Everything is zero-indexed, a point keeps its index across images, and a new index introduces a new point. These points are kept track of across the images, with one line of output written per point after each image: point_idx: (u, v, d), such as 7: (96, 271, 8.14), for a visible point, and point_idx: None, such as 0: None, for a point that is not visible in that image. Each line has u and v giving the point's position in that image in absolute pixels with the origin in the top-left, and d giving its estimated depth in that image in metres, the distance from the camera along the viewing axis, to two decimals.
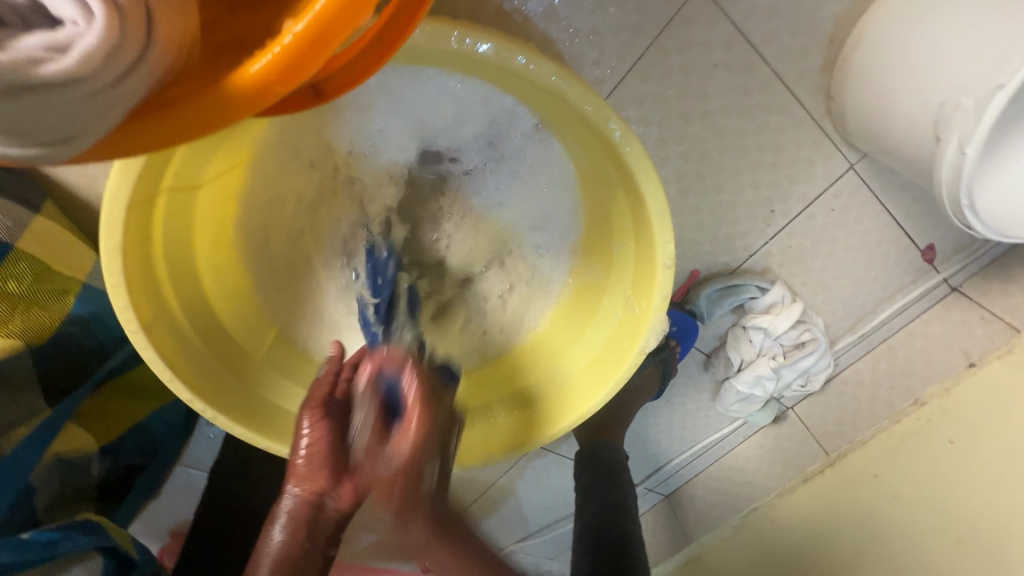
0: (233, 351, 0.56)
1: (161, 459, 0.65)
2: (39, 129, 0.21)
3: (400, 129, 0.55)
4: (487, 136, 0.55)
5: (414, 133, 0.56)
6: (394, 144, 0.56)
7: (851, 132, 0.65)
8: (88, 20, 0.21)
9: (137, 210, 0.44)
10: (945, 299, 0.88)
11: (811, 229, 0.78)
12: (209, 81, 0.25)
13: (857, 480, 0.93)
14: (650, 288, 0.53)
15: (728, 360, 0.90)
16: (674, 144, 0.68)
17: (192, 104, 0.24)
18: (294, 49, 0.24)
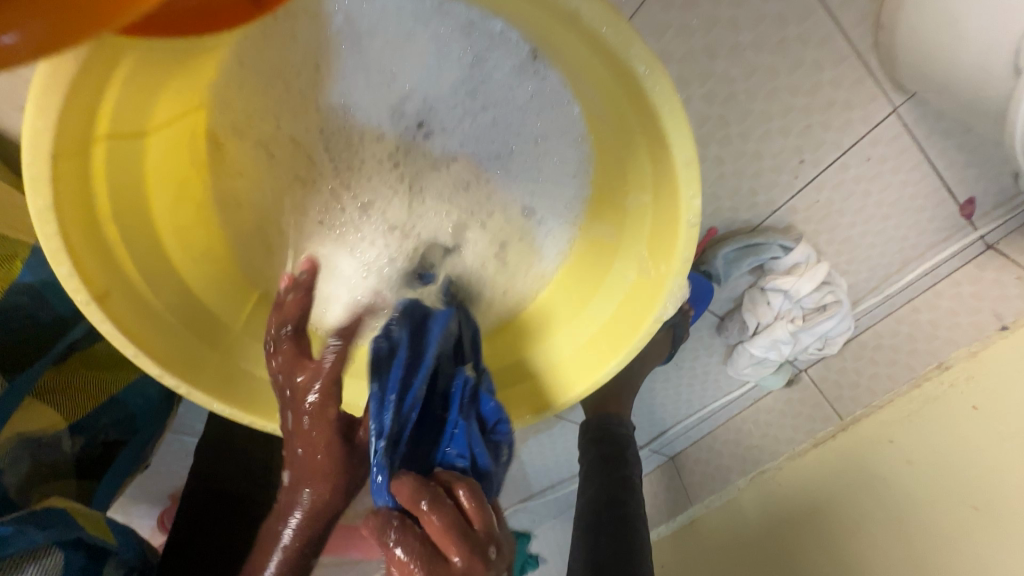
0: (207, 325, 0.51)
1: (141, 435, 0.60)
2: None
3: (374, 80, 0.50)
4: (475, 75, 0.49)
5: (390, 77, 0.50)
6: (371, 94, 0.50)
7: (901, 70, 0.57)
8: None
9: (68, 163, 0.38)
10: (979, 257, 0.81)
11: (843, 181, 0.70)
12: None
13: (870, 445, 0.90)
14: (670, 249, 0.47)
15: (743, 323, 0.85)
16: (696, 85, 0.60)
17: None
18: None
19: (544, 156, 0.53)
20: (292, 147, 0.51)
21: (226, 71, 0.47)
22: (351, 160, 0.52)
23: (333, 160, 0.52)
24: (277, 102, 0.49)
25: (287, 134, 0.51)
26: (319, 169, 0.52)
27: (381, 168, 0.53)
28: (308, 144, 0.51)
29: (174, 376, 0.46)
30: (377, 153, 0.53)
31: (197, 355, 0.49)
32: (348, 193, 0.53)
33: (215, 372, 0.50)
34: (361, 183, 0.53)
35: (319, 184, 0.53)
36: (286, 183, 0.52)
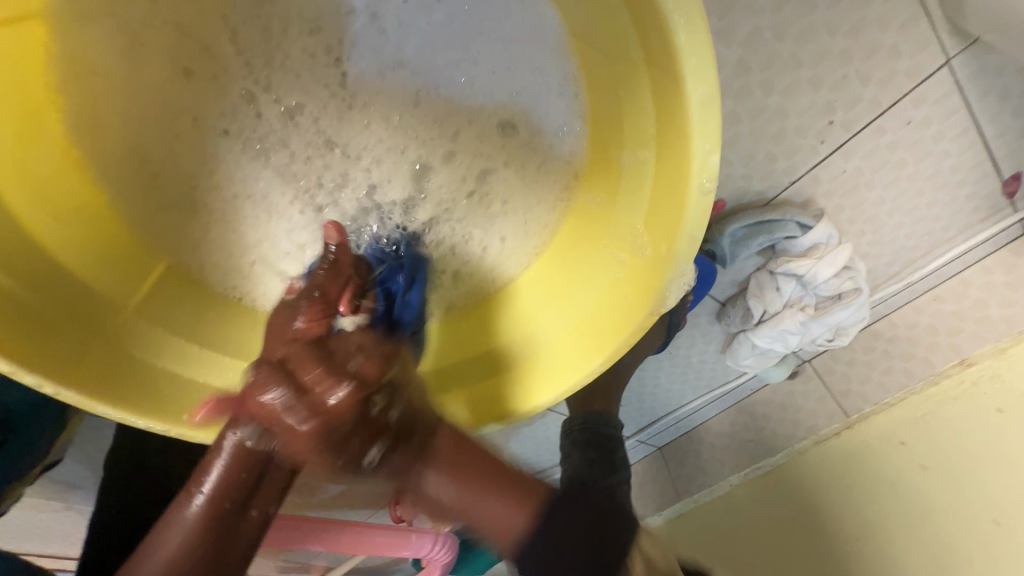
0: (86, 302, 0.40)
1: (26, 435, 0.49)
2: None
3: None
4: None
5: None
6: None
7: (969, 7, 0.46)
8: None
9: None
10: (1014, 243, 0.71)
11: (876, 148, 0.60)
12: None
13: (879, 448, 0.83)
14: (676, 222, 0.36)
15: (746, 310, 0.75)
16: (712, 17, 0.48)
17: None
18: None
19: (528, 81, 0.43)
20: (183, 44, 0.41)
21: None
22: (266, 57, 0.42)
23: (240, 54, 0.42)
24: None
25: (170, 21, 0.40)
26: (225, 66, 0.42)
27: (313, 73, 0.43)
28: (207, 33, 0.41)
29: (32, 373, 0.35)
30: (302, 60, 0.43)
31: (73, 341, 0.38)
32: (268, 95, 0.43)
33: (99, 365, 0.39)
34: (281, 83, 0.43)
35: (227, 87, 0.43)
36: (176, 88, 0.42)
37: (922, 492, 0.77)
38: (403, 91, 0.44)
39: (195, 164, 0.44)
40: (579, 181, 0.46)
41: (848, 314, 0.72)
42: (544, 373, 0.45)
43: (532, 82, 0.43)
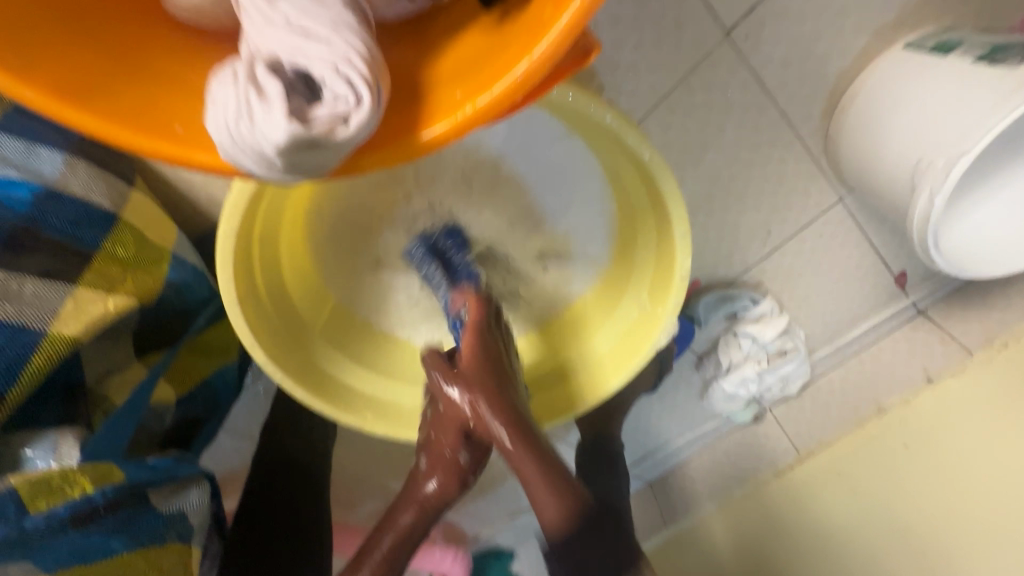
0: (296, 323, 0.64)
1: (217, 413, 0.69)
2: (311, 167, 0.27)
3: (464, 147, 0.63)
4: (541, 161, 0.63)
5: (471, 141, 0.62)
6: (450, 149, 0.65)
7: (843, 172, 0.74)
8: (359, 100, 0.26)
9: (250, 195, 0.50)
10: (913, 320, 0.99)
11: (802, 251, 0.88)
12: (402, 127, 0.31)
13: (822, 477, 1.04)
14: (665, 293, 0.62)
15: (717, 362, 1.00)
16: (689, 168, 0.77)
17: (391, 148, 0.30)
18: (473, 121, 0.29)
19: (576, 205, 0.66)
20: (382, 179, 0.64)
21: None
22: (431, 185, 0.66)
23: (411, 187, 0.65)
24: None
25: (386, 170, 0.63)
26: (400, 184, 0.65)
27: (452, 190, 0.66)
28: (400, 176, 0.64)
29: (274, 364, 0.59)
30: (450, 185, 0.66)
31: (288, 349, 0.62)
32: (424, 208, 0.67)
33: (301, 363, 0.64)
34: (436, 198, 0.67)
35: (397, 200, 0.66)
36: (376, 201, 0.66)
37: (848, 511, 0.98)
38: (501, 199, 0.67)
39: (367, 242, 0.67)
40: (607, 263, 0.68)
41: (792, 368, 0.98)
42: (585, 381, 0.69)
43: (577, 207, 0.66)
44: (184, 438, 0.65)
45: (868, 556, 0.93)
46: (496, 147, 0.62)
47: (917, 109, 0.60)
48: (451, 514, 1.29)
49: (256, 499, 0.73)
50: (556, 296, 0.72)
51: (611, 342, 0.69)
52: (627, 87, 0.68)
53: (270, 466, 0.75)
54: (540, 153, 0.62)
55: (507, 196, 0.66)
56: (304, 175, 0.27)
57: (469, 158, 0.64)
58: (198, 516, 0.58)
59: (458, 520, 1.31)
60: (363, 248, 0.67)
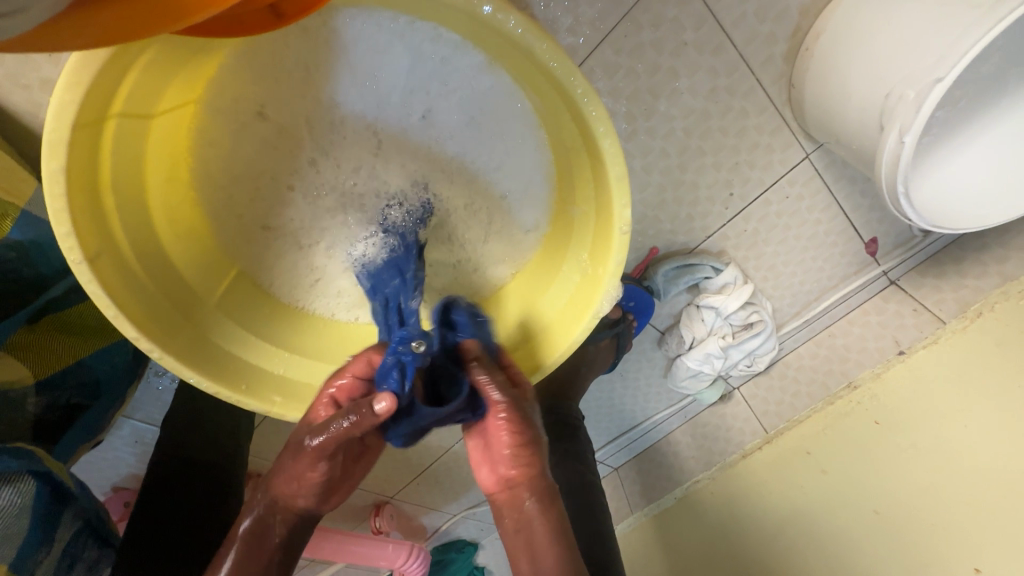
0: (182, 293, 0.54)
1: (105, 400, 0.61)
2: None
3: (362, 85, 0.53)
4: (459, 101, 0.54)
5: (373, 79, 0.53)
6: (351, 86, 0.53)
7: (809, 124, 0.67)
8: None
9: (82, 131, 0.40)
10: (885, 291, 0.94)
11: (767, 215, 0.81)
12: None
13: (791, 457, 0.99)
14: (606, 252, 0.54)
15: (680, 338, 0.94)
16: (641, 120, 0.69)
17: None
18: None
19: (505, 153, 0.57)
20: (275, 131, 0.54)
21: (227, 69, 0.50)
22: (332, 135, 0.55)
23: (314, 145, 0.55)
24: (270, 88, 0.52)
25: (273, 115, 0.53)
26: (296, 138, 0.55)
27: (362, 143, 0.56)
28: (293, 124, 0.54)
29: (149, 341, 0.49)
30: (353, 134, 0.55)
31: (177, 323, 0.53)
32: (328, 161, 0.56)
33: (194, 344, 0.54)
34: (344, 154, 0.56)
35: (300, 154, 0.55)
36: (268, 157, 0.55)
37: (812, 487, 0.93)
38: (416, 150, 0.57)
39: (268, 203, 0.57)
40: (549, 221, 0.60)
41: (758, 342, 0.92)
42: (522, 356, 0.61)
43: (506, 160, 0.58)
44: (55, 428, 0.56)
45: (833, 537, 0.88)
46: (402, 87, 0.54)
47: (880, 42, 0.54)
48: (405, 507, 1.21)
49: (150, 524, 0.60)
50: (497, 258, 0.63)
51: (552, 310, 0.61)
52: (565, 23, 0.60)
53: (164, 474, 0.64)
54: (456, 90, 0.54)
55: (425, 148, 0.57)
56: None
57: (375, 101, 0.54)
58: (3, 525, 0.40)
59: (414, 512, 1.23)
60: (263, 207, 0.57)
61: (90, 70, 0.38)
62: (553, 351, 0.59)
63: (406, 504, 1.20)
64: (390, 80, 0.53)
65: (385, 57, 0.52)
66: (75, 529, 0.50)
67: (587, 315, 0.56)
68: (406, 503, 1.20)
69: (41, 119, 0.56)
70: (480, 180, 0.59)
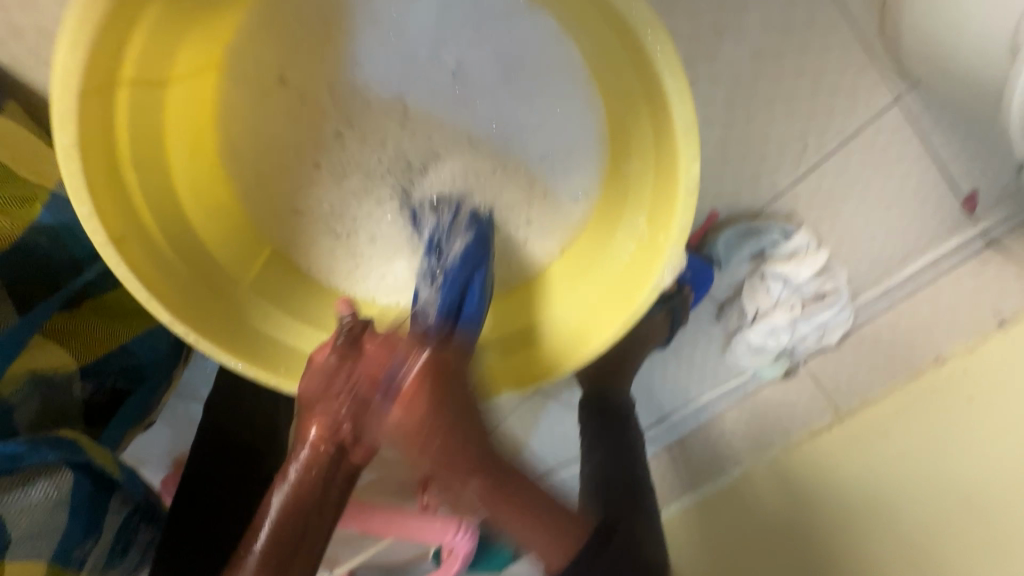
0: (216, 277, 0.51)
1: (149, 384, 0.59)
2: None
3: (385, 41, 0.49)
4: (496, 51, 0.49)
5: (399, 31, 0.48)
6: (373, 41, 0.49)
7: (907, 57, 0.57)
8: None
9: (94, 99, 0.38)
10: (981, 254, 0.81)
11: (848, 169, 0.71)
12: None
13: (866, 438, 0.91)
14: (668, 215, 0.47)
15: (742, 311, 0.86)
16: (702, 65, 0.60)
17: None
18: None
19: (547, 108, 0.52)
20: (299, 101, 0.50)
21: (241, 33, 0.46)
22: (356, 102, 0.51)
23: (331, 116, 0.51)
24: (285, 52, 0.48)
25: (298, 88, 0.50)
26: (322, 107, 0.51)
27: (387, 106, 0.51)
28: (313, 93, 0.50)
29: (183, 324, 0.46)
30: (375, 99, 0.51)
31: (208, 306, 0.50)
32: (353, 129, 0.52)
33: (227, 328, 0.50)
34: (368, 124, 0.52)
35: (326, 126, 0.52)
36: (293, 130, 0.52)
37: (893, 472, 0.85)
38: (450, 110, 0.52)
39: (298, 182, 0.54)
40: (598, 182, 0.54)
41: (830, 315, 0.84)
42: (568, 340, 0.53)
43: (547, 119, 0.52)
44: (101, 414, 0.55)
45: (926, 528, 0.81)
46: (428, 39, 0.49)
47: None
48: None
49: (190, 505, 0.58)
50: (544, 229, 0.57)
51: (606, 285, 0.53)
52: None
53: (207, 461, 0.61)
54: (490, 37, 0.48)
55: (459, 108, 0.52)
56: None
57: (400, 58, 0.49)
58: (30, 524, 0.39)
59: None
60: (295, 186, 0.54)
61: (92, 29, 0.35)
62: (604, 330, 0.51)
63: None
64: (416, 33, 0.49)
65: (407, 10, 0.48)
66: (124, 514, 0.50)
67: (646, 286, 0.50)
68: (452, 481, 1.18)
69: None
70: (522, 141, 0.53)
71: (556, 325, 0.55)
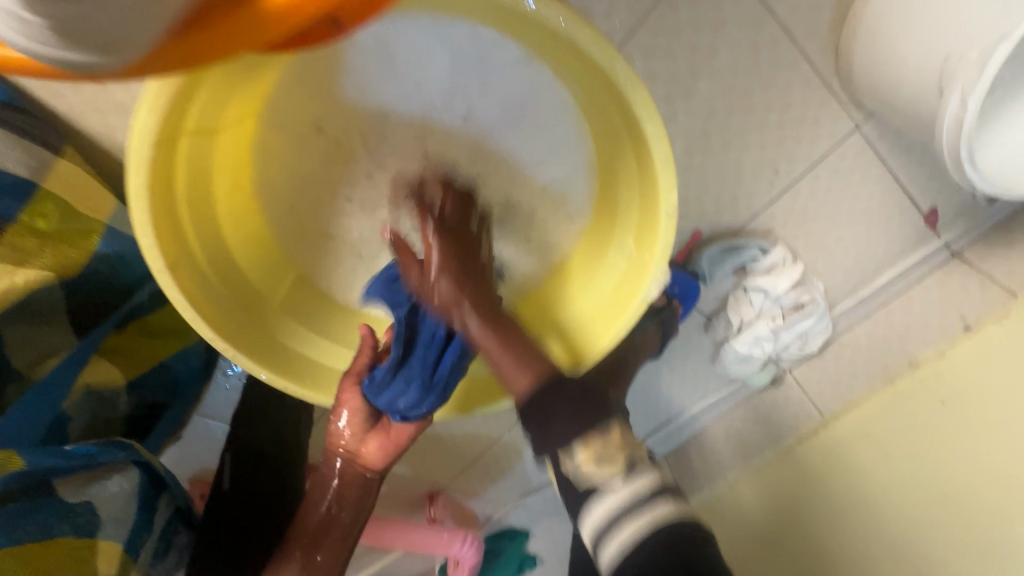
0: (249, 296, 0.58)
1: (182, 399, 0.66)
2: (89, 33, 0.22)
3: (405, 90, 0.55)
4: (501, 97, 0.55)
5: (418, 82, 0.54)
6: (397, 91, 0.55)
7: (859, 93, 0.65)
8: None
9: (160, 152, 0.44)
10: (945, 264, 0.88)
11: (817, 190, 0.79)
12: None
13: (849, 439, 0.97)
14: (652, 238, 0.54)
15: (728, 321, 0.92)
16: (680, 102, 0.68)
17: None
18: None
19: (551, 144, 0.58)
20: (332, 144, 0.57)
21: (282, 85, 0.52)
22: (381, 143, 0.57)
23: (358, 157, 0.58)
24: (321, 104, 0.54)
25: (330, 132, 0.56)
26: (351, 148, 0.57)
27: (407, 145, 0.58)
28: (343, 136, 0.57)
29: (224, 340, 0.53)
30: (394, 139, 0.57)
31: (243, 322, 0.56)
32: (378, 167, 0.58)
33: (257, 342, 0.56)
34: (391, 162, 0.58)
35: (354, 166, 0.58)
36: (325, 170, 0.58)
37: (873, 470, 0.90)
38: (464, 148, 0.58)
39: (330, 214, 0.60)
40: (592, 206, 0.60)
41: (809, 324, 0.90)
42: (568, 348, 0.62)
43: (552, 154, 0.58)
44: (141, 424, 0.61)
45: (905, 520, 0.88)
46: (444, 88, 0.55)
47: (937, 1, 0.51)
48: (458, 496, 1.24)
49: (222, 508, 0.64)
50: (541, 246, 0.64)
51: (598, 299, 0.61)
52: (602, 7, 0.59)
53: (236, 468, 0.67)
54: (501, 85, 0.54)
55: (473, 146, 0.58)
56: (100, 55, 0.23)
57: (417, 105, 0.56)
58: (114, 510, 0.47)
59: (466, 501, 1.26)
60: (326, 218, 0.60)
61: (167, 93, 0.42)
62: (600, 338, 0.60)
63: (459, 493, 1.23)
64: (432, 83, 0.55)
65: (426, 61, 0.53)
66: (168, 515, 0.55)
67: (634, 301, 0.57)
68: (458, 492, 1.23)
69: (114, 141, 0.61)
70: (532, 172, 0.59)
71: (554, 335, 0.63)
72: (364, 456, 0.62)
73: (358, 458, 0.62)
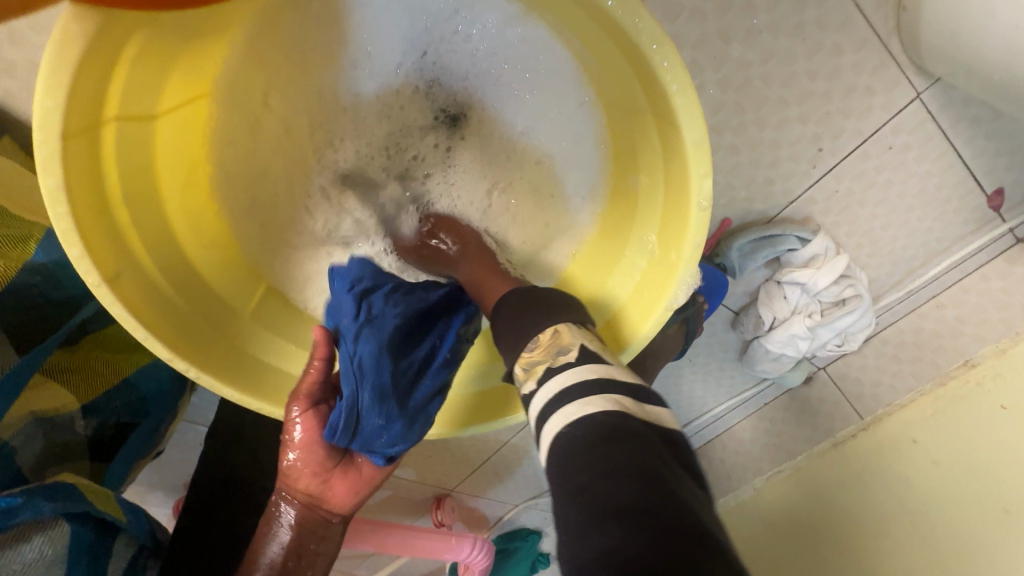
0: (213, 307, 0.50)
1: (152, 418, 0.58)
2: None
3: (372, 60, 0.53)
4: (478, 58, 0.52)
5: (382, 49, 0.52)
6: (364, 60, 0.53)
7: (925, 54, 0.54)
8: None
9: (80, 141, 0.37)
10: (1010, 251, 0.76)
11: (865, 171, 0.68)
12: None
13: (891, 446, 0.88)
14: (680, 235, 0.45)
15: (758, 319, 0.83)
16: (710, 70, 0.58)
17: None
18: None
19: (543, 109, 0.53)
20: (302, 118, 0.55)
21: (233, 59, 0.47)
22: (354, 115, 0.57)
23: (324, 143, 0.57)
24: (271, 89, 0.52)
25: (298, 107, 0.54)
26: (324, 121, 0.56)
27: (380, 114, 0.57)
28: (310, 108, 0.55)
29: (185, 361, 0.45)
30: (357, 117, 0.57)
31: (209, 337, 0.48)
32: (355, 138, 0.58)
33: (228, 359, 0.49)
34: (367, 131, 0.58)
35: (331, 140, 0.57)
36: (301, 147, 0.56)
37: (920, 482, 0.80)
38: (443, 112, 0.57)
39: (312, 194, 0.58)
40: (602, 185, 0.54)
41: (851, 320, 0.79)
42: None
43: (545, 121, 0.54)
44: (102, 449, 0.54)
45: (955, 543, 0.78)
46: (413, 53, 0.53)
47: None
48: (466, 500, 1.18)
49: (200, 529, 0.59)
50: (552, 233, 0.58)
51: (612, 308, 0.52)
52: None
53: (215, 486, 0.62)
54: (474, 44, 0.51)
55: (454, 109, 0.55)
56: None
57: (388, 73, 0.54)
58: None
59: (474, 504, 1.21)
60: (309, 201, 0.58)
61: (69, 68, 0.33)
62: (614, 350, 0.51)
63: (468, 497, 1.18)
64: (401, 49, 0.52)
65: (386, 33, 0.51)
66: (129, 556, 0.48)
67: (656, 309, 0.48)
68: (466, 496, 1.17)
69: None
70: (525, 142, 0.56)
71: None
72: (329, 499, 0.55)
73: (322, 502, 0.55)
